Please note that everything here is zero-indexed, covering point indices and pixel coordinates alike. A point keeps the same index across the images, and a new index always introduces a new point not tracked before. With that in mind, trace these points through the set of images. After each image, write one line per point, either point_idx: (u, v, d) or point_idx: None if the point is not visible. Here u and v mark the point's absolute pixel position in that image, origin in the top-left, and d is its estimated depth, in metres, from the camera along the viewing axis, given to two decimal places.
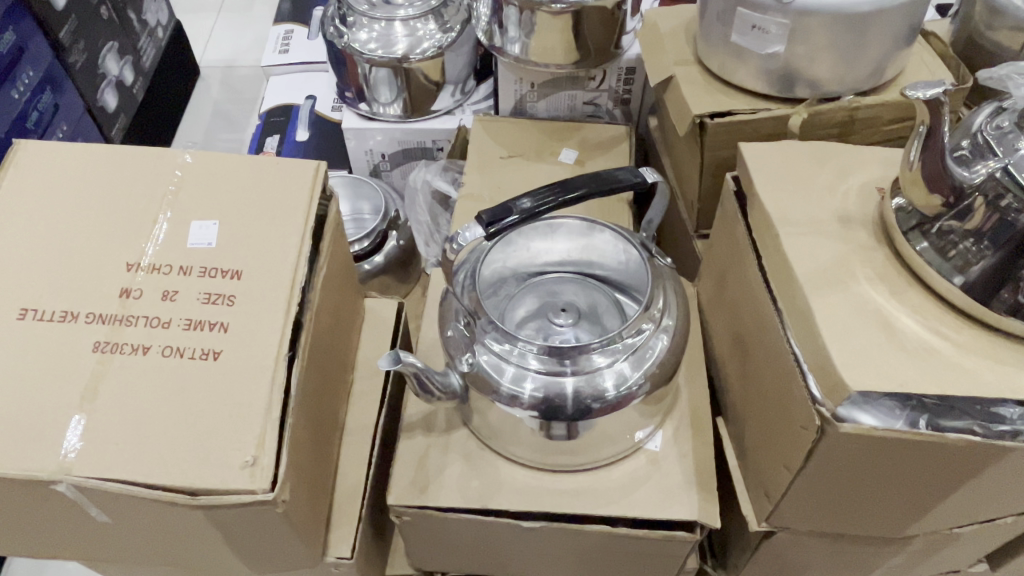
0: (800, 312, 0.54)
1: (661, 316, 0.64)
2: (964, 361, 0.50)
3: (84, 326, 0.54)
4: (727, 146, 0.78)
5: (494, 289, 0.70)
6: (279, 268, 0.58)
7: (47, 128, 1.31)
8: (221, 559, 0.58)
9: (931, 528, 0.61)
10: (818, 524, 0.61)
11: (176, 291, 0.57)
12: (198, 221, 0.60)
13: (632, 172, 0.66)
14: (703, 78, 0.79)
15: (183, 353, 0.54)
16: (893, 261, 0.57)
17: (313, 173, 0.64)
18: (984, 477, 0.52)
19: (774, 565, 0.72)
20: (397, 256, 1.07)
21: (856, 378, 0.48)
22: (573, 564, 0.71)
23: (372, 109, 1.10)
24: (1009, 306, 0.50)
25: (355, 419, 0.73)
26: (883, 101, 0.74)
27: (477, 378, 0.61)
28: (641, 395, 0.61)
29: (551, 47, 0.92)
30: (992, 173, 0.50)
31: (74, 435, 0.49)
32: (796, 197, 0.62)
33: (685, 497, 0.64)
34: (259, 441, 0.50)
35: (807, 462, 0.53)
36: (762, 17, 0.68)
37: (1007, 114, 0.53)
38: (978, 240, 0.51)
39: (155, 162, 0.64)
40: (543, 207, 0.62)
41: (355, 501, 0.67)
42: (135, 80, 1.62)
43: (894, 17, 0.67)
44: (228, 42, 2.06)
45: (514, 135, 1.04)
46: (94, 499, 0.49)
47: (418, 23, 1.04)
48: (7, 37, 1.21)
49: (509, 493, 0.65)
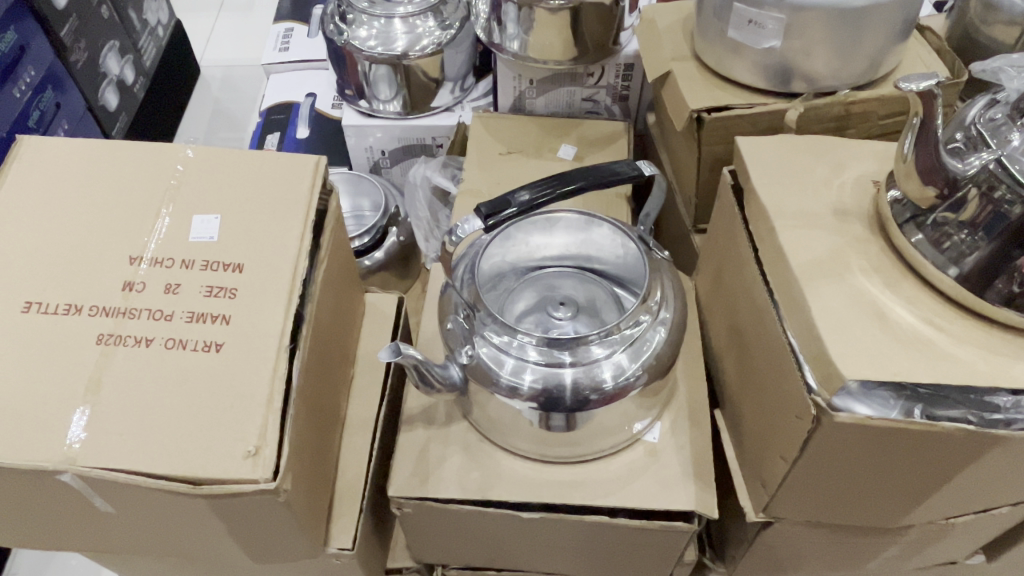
0: (796, 303, 0.55)
1: (659, 308, 0.64)
2: (957, 351, 0.50)
3: (88, 319, 0.55)
4: (724, 140, 0.78)
5: (493, 283, 0.71)
6: (280, 262, 0.59)
7: (48, 126, 1.32)
8: (224, 548, 0.59)
9: (925, 518, 0.62)
10: (814, 514, 0.62)
11: (179, 284, 0.57)
12: (199, 216, 0.61)
13: (630, 165, 0.67)
14: (700, 73, 0.80)
15: (186, 345, 0.54)
16: (888, 253, 0.57)
17: (313, 167, 0.65)
18: (978, 467, 0.53)
19: (771, 557, 0.73)
20: (397, 251, 1.08)
21: (851, 368, 0.49)
22: (572, 555, 0.72)
23: (372, 106, 1.11)
24: (1004, 296, 0.50)
25: (355, 413, 0.73)
26: (879, 96, 0.75)
27: (478, 370, 0.62)
28: (639, 386, 0.62)
29: (549, 44, 0.92)
30: (987, 165, 0.50)
31: (78, 426, 0.50)
32: (792, 190, 0.62)
33: (683, 488, 0.65)
34: (261, 432, 0.50)
35: (803, 451, 0.54)
36: (759, 12, 0.69)
37: (1001, 106, 0.54)
38: (972, 232, 0.51)
39: (157, 157, 0.64)
40: (541, 199, 0.63)
41: (356, 493, 0.67)
42: (136, 79, 1.62)
43: (889, 12, 0.68)
44: (228, 42, 2.07)
45: (513, 131, 1.04)
46: (99, 488, 0.50)
47: (418, 20, 1.04)
48: (9, 37, 1.21)
49: (509, 484, 0.66)
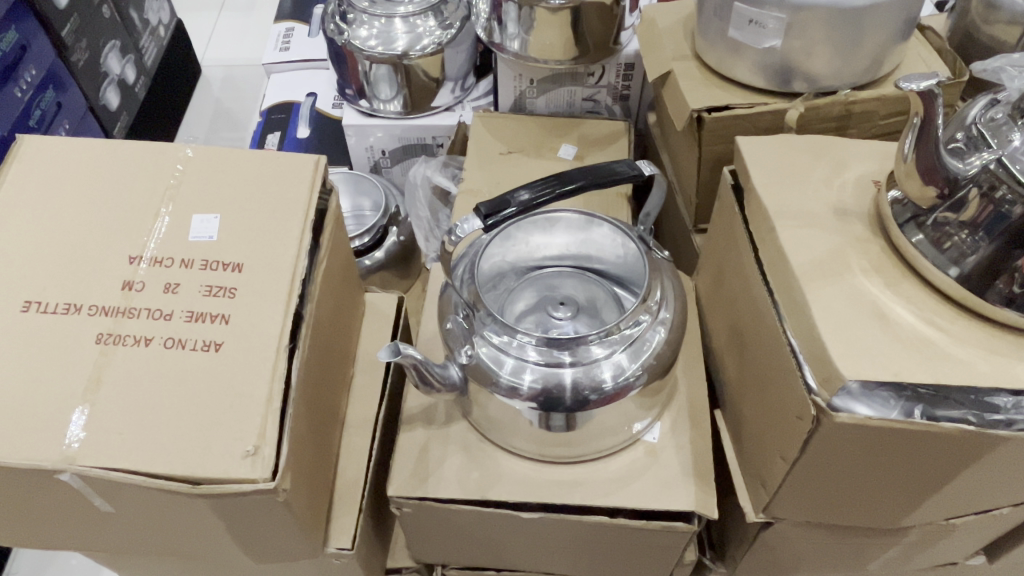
0: (796, 304, 0.55)
1: (659, 308, 0.64)
2: (958, 352, 0.50)
3: (87, 318, 0.55)
4: (725, 140, 0.78)
5: (493, 283, 0.71)
6: (279, 261, 0.59)
7: (50, 125, 1.32)
8: (223, 548, 0.59)
9: (926, 519, 0.62)
10: (815, 515, 0.62)
11: (178, 283, 0.57)
12: (199, 215, 0.61)
13: (630, 165, 0.67)
14: (701, 73, 0.80)
15: (186, 344, 0.54)
16: (888, 253, 0.57)
17: (313, 167, 0.64)
18: (979, 468, 0.53)
19: (772, 557, 0.73)
20: (397, 251, 1.08)
21: (850, 368, 0.49)
22: (572, 555, 0.72)
23: (373, 105, 1.11)
24: (1005, 296, 0.50)
25: (355, 412, 0.73)
26: (879, 96, 0.74)
27: (477, 369, 0.62)
28: (639, 386, 0.62)
29: (550, 44, 0.92)
30: (987, 165, 0.50)
31: (77, 426, 0.50)
32: (793, 190, 0.62)
33: (683, 488, 0.65)
34: (260, 431, 0.50)
35: (803, 452, 0.54)
36: (760, 11, 0.69)
37: (1002, 106, 0.53)
38: (973, 232, 0.51)
39: (157, 157, 0.64)
40: (541, 199, 0.63)
41: (356, 493, 0.67)
42: (138, 78, 1.62)
43: (890, 12, 0.68)
44: (229, 41, 2.07)
45: (514, 131, 1.04)
46: (98, 488, 0.50)
47: (418, 20, 1.04)
48: (11, 37, 1.21)
49: (509, 485, 0.66)
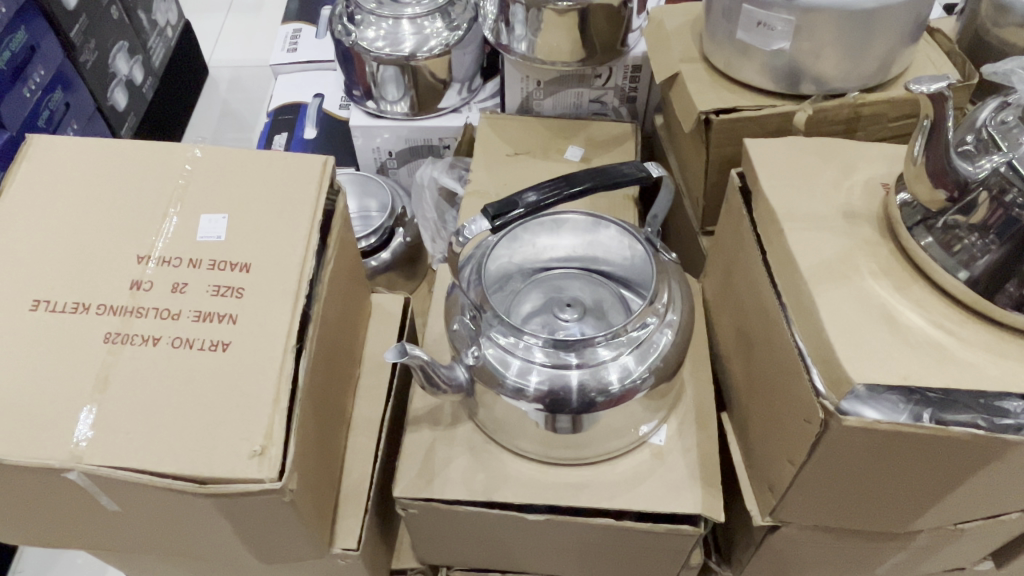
0: (804, 307, 0.54)
1: (666, 310, 0.64)
2: (967, 355, 0.50)
3: (96, 317, 0.55)
4: (733, 142, 0.78)
5: (499, 284, 0.71)
6: (287, 261, 0.59)
7: (58, 125, 1.32)
8: (228, 547, 0.59)
9: (934, 523, 0.61)
10: (823, 519, 0.62)
11: (186, 283, 0.57)
12: (207, 215, 0.61)
13: (637, 166, 0.66)
14: (708, 75, 0.80)
15: (193, 344, 0.54)
16: (898, 255, 0.57)
17: (321, 167, 0.65)
18: (987, 473, 0.52)
19: (778, 561, 0.73)
20: (403, 252, 1.08)
21: (859, 371, 0.48)
22: (577, 557, 0.72)
23: (380, 107, 1.11)
24: (1014, 300, 0.50)
25: (362, 413, 0.73)
26: (889, 98, 0.74)
27: (483, 371, 0.62)
28: (645, 388, 0.62)
29: (557, 45, 0.92)
30: (998, 168, 0.50)
31: (85, 425, 0.50)
32: (801, 192, 0.62)
33: (689, 491, 0.65)
34: (267, 431, 0.50)
35: (811, 456, 0.54)
36: (768, 14, 0.68)
37: (1012, 109, 0.53)
38: (984, 235, 0.51)
39: (165, 156, 0.64)
40: (549, 199, 0.63)
41: (362, 494, 0.67)
42: (145, 79, 1.63)
43: (899, 14, 0.67)
44: (236, 41, 2.08)
45: (520, 132, 1.04)
46: (106, 487, 0.50)
47: (425, 21, 1.04)
48: (21, 37, 1.22)
49: (515, 486, 0.66)
